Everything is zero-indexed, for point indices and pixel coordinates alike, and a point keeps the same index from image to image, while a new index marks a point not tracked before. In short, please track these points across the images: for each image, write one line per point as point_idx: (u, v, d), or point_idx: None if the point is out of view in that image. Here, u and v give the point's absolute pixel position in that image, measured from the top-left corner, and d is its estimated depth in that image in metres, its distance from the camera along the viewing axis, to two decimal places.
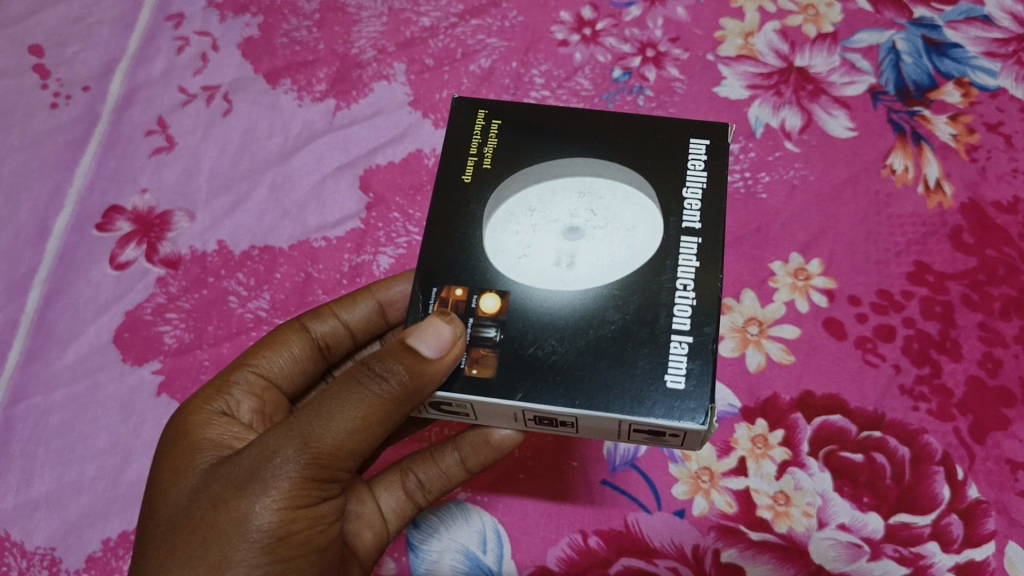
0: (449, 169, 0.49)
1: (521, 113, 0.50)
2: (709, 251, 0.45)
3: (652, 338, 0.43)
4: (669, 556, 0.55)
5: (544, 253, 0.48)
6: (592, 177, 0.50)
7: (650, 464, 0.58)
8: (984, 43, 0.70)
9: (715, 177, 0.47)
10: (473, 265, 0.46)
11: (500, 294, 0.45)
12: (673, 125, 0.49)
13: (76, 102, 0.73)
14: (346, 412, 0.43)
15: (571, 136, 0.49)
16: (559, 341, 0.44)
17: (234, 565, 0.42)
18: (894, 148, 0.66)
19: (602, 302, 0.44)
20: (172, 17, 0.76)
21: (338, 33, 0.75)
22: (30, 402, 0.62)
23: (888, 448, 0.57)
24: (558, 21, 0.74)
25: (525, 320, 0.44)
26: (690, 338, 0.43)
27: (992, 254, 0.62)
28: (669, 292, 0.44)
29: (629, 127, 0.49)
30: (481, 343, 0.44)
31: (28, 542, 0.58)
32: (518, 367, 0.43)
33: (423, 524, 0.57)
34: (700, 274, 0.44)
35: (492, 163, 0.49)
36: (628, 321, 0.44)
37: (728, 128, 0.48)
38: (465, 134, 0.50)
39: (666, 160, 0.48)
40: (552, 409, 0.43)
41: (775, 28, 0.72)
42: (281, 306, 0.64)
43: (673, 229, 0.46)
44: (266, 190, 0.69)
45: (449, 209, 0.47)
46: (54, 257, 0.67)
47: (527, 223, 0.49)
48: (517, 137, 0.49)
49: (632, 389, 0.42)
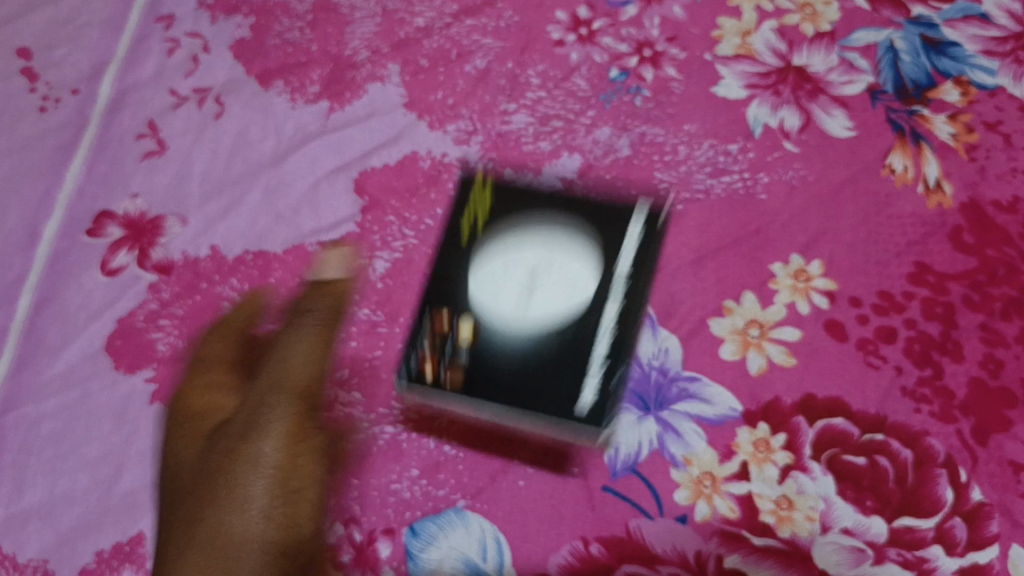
0: (447, 235, 0.50)
1: (507, 190, 0.51)
2: (631, 304, 0.46)
3: (576, 361, 0.45)
4: (671, 562, 0.55)
5: (510, 286, 0.48)
6: (551, 257, 0.48)
7: (652, 468, 0.57)
8: (981, 41, 0.70)
9: (647, 254, 0.48)
10: (455, 299, 0.47)
11: (473, 319, 0.47)
12: (617, 212, 0.49)
13: (65, 106, 0.71)
14: (297, 355, 0.56)
15: (546, 220, 0.50)
16: (512, 361, 0.46)
17: (247, 492, 0.51)
18: (893, 148, 0.66)
19: (543, 332, 0.46)
20: (162, 18, 0.75)
21: (331, 33, 0.74)
22: (21, 412, 0.61)
23: (890, 451, 0.56)
24: (553, 21, 0.73)
25: (489, 350, 0.46)
26: (606, 357, 0.45)
27: (992, 254, 0.62)
28: (596, 322, 0.46)
29: (595, 204, 0.50)
30: (452, 362, 0.46)
31: (20, 554, 0.57)
32: (476, 378, 0.45)
33: (422, 532, 0.56)
34: (621, 312, 0.46)
35: (480, 229, 0.50)
36: (565, 349, 0.46)
37: (661, 214, 0.49)
38: (459, 201, 0.51)
39: (609, 236, 0.48)
40: (498, 410, 0.45)
41: (772, 27, 0.71)
42: (275, 311, 0.63)
43: (606, 278, 0.47)
44: (260, 193, 0.68)
45: (437, 263, 0.49)
46: (44, 263, 0.66)
47: (497, 264, 0.48)
48: (503, 203, 0.51)
49: (557, 403, 0.44)
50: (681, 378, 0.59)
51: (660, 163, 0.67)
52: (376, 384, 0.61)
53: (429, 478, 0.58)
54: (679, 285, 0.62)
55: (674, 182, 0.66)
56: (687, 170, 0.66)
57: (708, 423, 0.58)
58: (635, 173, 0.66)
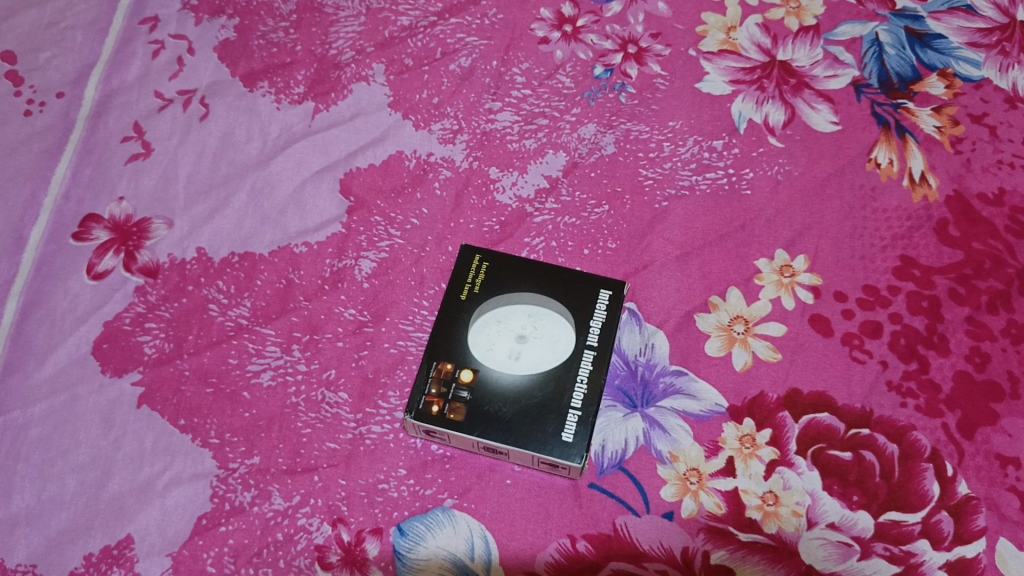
0: (453, 288, 0.60)
1: (504, 257, 0.62)
2: (600, 360, 0.57)
3: (558, 407, 0.55)
4: (658, 559, 0.54)
5: (502, 343, 0.58)
6: (539, 307, 0.60)
7: (638, 465, 0.57)
8: (966, 33, 0.70)
9: (611, 323, 0.59)
10: (458, 349, 0.58)
11: (474, 368, 0.57)
12: (589, 278, 0.60)
13: (50, 109, 0.71)
14: None
15: (533, 279, 0.61)
16: (505, 404, 0.56)
17: None
18: (878, 142, 0.66)
19: (531, 382, 0.56)
20: (147, 20, 0.75)
21: (316, 34, 0.74)
22: (8, 417, 0.61)
23: (876, 445, 0.57)
24: (538, 18, 0.73)
25: (487, 394, 0.56)
26: (579, 413, 0.55)
27: (978, 247, 0.62)
28: (571, 391, 0.56)
29: (569, 275, 0.61)
30: (455, 398, 0.56)
31: (8, 560, 0.57)
32: (476, 418, 0.55)
33: (409, 531, 0.56)
34: (592, 374, 0.57)
35: (481, 287, 0.60)
36: (546, 397, 0.56)
37: (625, 285, 0.60)
38: (463, 265, 0.61)
39: (581, 297, 0.60)
40: (492, 444, 0.55)
41: (757, 22, 0.71)
42: (262, 313, 0.63)
43: (578, 343, 0.58)
44: (246, 195, 0.68)
45: (445, 317, 0.59)
46: (31, 268, 0.66)
47: (492, 325, 0.59)
48: (501, 265, 0.61)
49: (541, 439, 0.55)
50: (668, 373, 0.59)
51: (645, 160, 0.67)
52: (363, 384, 0.60)
53: (417, 478, 0.58)
54: (665, 281, 0.62)
55: (659, 178, 0.66)
56: (672, 166, 0.66)
57: (694, 419, 0.58)
58: (621, 170, 0.66)
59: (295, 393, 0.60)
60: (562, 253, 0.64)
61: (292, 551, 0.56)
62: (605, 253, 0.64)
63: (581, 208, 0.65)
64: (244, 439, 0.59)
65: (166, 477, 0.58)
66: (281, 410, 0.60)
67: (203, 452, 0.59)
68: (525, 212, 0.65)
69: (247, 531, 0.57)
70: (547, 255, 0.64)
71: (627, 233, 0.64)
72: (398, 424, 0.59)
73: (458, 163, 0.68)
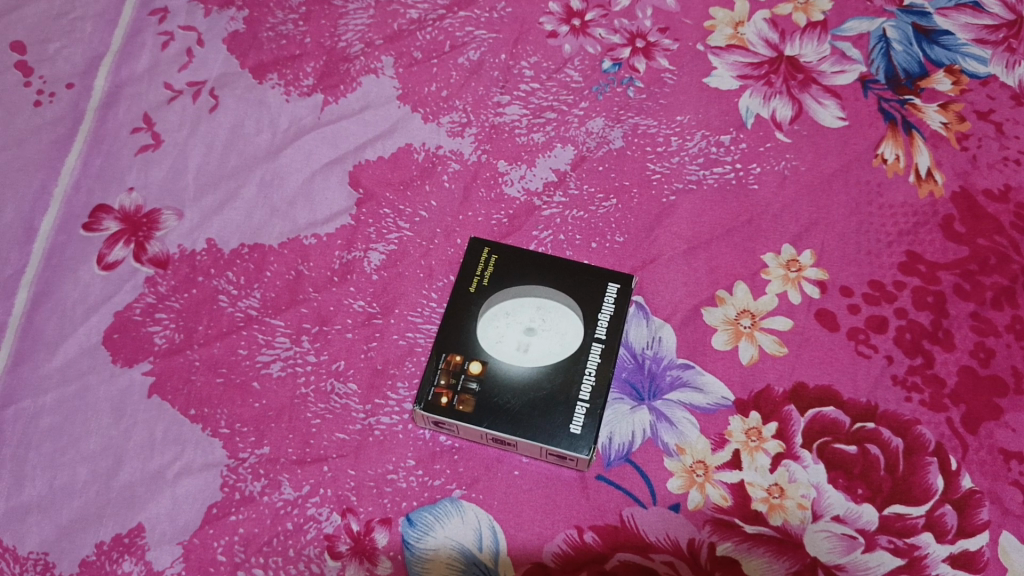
0: (461, 280, 0.61)
1: (512, 250, 0.62)
2: (608, 353, 0.57)
3: (566, 399, 0.56)
4: (665, 550, 0.55)
5: (510, 336, 0.59)
6: (547, 300, 0.61)
7: (645, 457, 0.57)
8: (973, 30, 0.70)
9: (619, 317, 0.59)
10: (467, 341, 0.58)
11: (483, 360, 0.57)
12: (597, 272, 0.61)
13: (60, 100, 0.71)
14: None
15: (541, 273, 0.61)
16: (513, 396, 0.56)
17: None
18: (885, 138, 0.66)
19: (540, 374, 0.57)
20: (156, 11, 0.75)
21: (325, 26, 0.74)
22: (20, 406, 0.61)
23: (881, 439, 0.57)
24: (546, 12, 0.73)
25: (495, 385, 0.57)
26: (587, 405, 0.56)
27: (984, 243, 0.63)
28: (579, 383, 0.56)
29: (576, 268, 0.61)
30: (464, 390, 0.57)
31: (20, 548, 0.57)
32: (485, 410, 0.56)
33: (417, 521, 0.57)
34: (600, 366, 0.57)
35: (490, 280, 0.61)
36: (554, 389, 0.56)
37: (633, 278, 0.60)
38: (472, 258, 0.62)
39: (589, 291, 0.60)
40: (500, 435, 0.55)
41: (765, 17, 0.72)
42: (272, 304, 0.64)
43: (586, 336, 0.58)
44: (255, 187, 0.68)
45: (453, 309, 0.60)
46: (41, 257, 0.66)
47: (500, 319, 0.60)
48: (509, 258, 0.61)
49: (549, 430, 0.55)
50: (675, 366, 0.60)
51: (653, 155, 0.67)
52: (372, 375, 0.61)
53: (425, 469, 0.58)
54: (672, 275, 0.63)
55: (666, 173, 0.66)
56: (680, 161, 0.67)
57: (701, 412, 0.58)
58: (628, 164, 0.67)
59: (304, 384, 0.61)
60: (570, 246, 0.64)
61: (301, 540, 0.57)
62: (613, 246, 0.64)
63: (589, 202, 0.66)
64: (254, 429, 0.60)
65: (177, 466, 0.59)
66: (291, 401, 0.60)
67: (213, 442, 0.60)
68: (533, 205, 0.66)
69: (257, 520, 0.57)
70: (554, 248, 0.64)
71: (635, 227, 0.65)
72: (406, 415, 0.60)
73: (467, 156, 0.68)
